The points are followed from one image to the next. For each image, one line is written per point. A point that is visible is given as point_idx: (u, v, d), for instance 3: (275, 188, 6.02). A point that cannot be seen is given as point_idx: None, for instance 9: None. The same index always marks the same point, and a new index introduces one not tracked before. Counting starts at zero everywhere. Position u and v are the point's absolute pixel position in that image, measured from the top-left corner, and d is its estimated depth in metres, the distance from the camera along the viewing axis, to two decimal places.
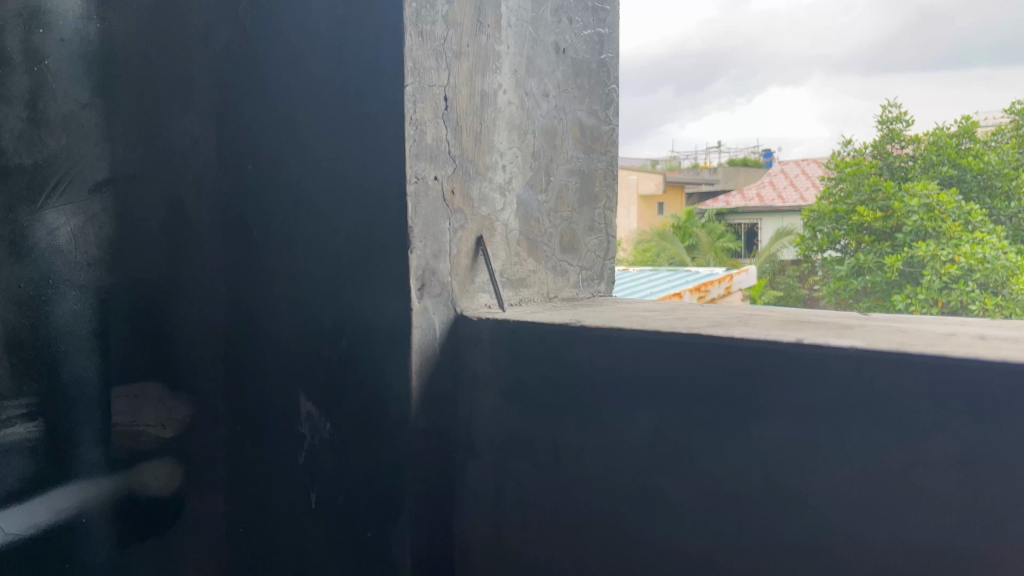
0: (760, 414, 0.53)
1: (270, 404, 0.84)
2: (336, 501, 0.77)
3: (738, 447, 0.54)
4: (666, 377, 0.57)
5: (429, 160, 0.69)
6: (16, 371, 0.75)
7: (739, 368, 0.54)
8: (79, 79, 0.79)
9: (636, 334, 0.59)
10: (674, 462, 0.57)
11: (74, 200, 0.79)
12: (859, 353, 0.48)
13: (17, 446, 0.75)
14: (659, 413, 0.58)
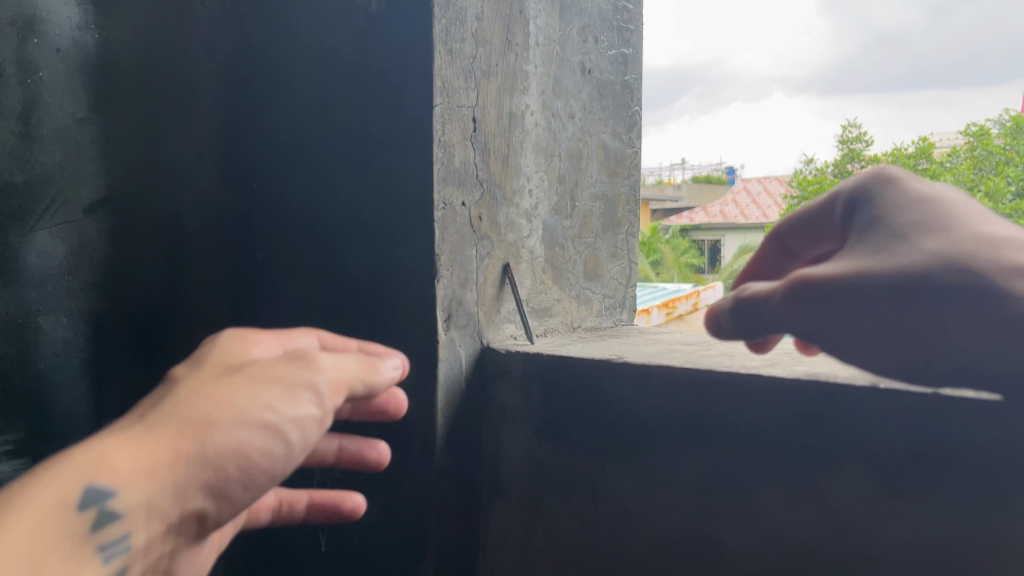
0: (830, 465, 0.49)
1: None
2: (348, 545, 0.72)
3: (802, 496, 0.51)
4: (720, 420, 0.54)
5: (456, 184, 0.65)
6: (22, 401, 0.78)
7: (803, 412, 0.49)
8: (75, 93, 0.79)
9: (684, 372, 0.55)
10: (729, 511, 0.54)
11: (67, 221, 0.79)
12: (939, 399, 0.43)
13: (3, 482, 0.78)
14: (712, 457, 0.55)
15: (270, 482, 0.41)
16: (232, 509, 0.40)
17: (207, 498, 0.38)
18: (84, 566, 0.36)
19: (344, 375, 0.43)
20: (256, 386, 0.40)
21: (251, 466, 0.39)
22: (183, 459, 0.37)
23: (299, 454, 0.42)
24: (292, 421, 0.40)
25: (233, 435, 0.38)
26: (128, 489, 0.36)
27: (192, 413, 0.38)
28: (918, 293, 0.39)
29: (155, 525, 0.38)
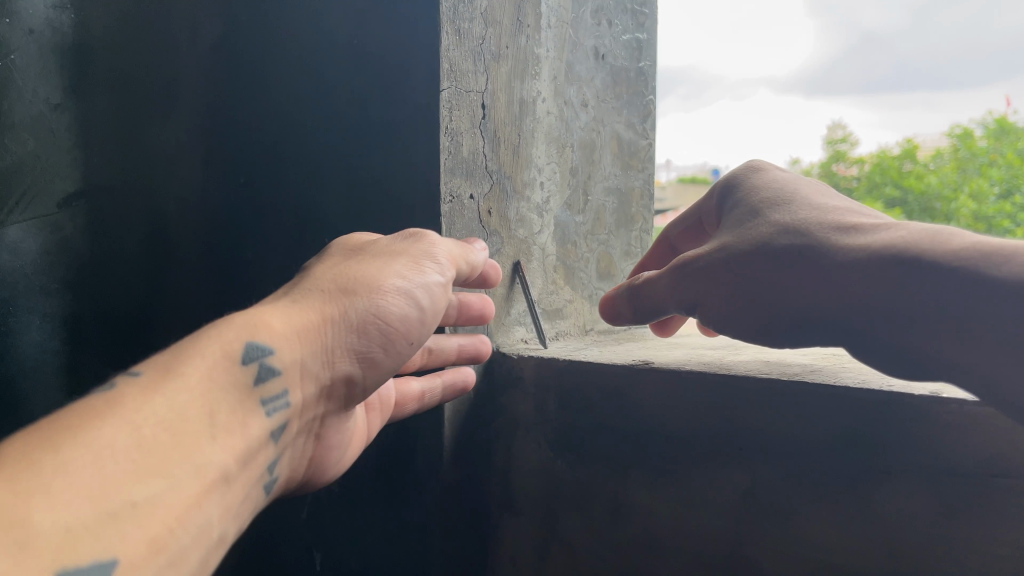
0: (886, 479, 0.45)
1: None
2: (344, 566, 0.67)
3: (854, 519, 0.46)
4: (762, 432, 0.49)
5: (465, 175, 0.60)
6: None
7: (851, 423, 0.46)
8: (50, 77, 0.71)
9: (719, 380, 0.51)
10: (768, 531, 0.49)
11: (40, 215, 0.71)
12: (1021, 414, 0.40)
13: None
14: (751, 472, 0.50)
15: (411, 346, 0.46)
16: (383, 369, 0.45)
17: (355, 359, 0.43)
18: (251, 416, 0.38)
19: (457, 258, 0.48)
20: (383, 263, 0.44)
21: (392, 329, 0.44)
22: (330, 319, 0.42)
23: (429, 320, 0.46)
24: (423, 286, 0.45)
25: (374, 298, 0.43)
26: (298, 336, 0.41)
27: (336, 286, 0.43)
28: (751, 260, 0.47)
29: (311, 383, 0.43)
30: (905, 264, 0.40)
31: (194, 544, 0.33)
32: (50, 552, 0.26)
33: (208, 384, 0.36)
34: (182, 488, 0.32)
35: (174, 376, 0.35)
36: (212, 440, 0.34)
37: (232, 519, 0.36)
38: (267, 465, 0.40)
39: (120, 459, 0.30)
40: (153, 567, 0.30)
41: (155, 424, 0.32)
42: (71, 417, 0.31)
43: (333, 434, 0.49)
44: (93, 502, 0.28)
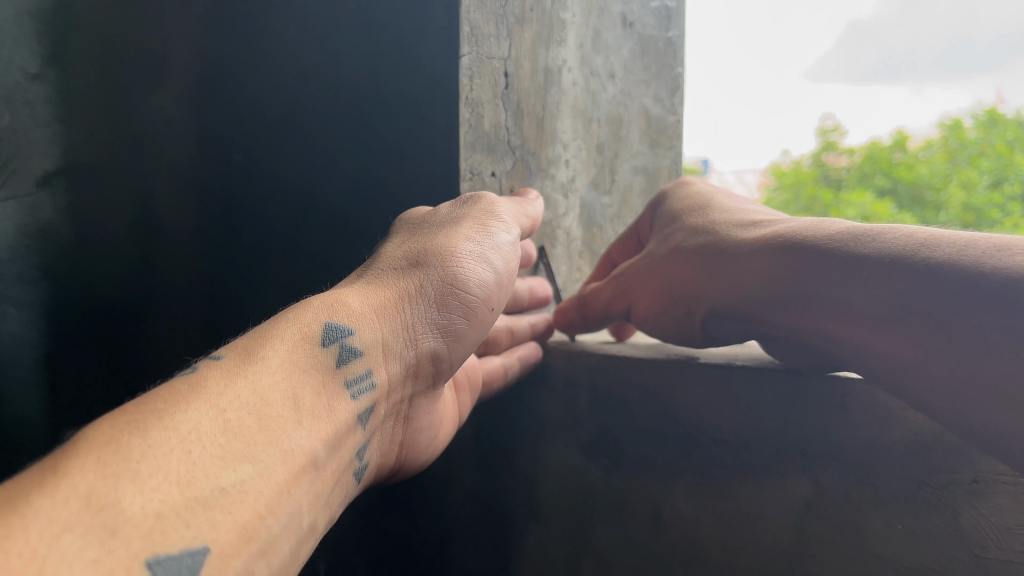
0: (974, 492, 0.39)
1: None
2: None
3: (938, 538, 0.40)
4: (826, 435, 0.44)
5: (486, 151, 0.55)
6: None
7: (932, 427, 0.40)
8: (25, 42, 0.63)
9: (774, 376, 0.46)
10: (832, 547, 0.44)
11: (16, 195, 0.63)
12: None
13: None
14: (816, 482, 0.44)
15: (492, 313, 0.41)
16: (467, 342, 0.40)
17: (438, 333, 0.38)
18: (336, 401, 0.34)
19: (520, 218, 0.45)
20: (449, 229, 0.40)
21: (474, 296, 0.39)
22: (406, 294, 0.38)
23: (506, 284, 0.41)
24: (494, 246, 0.41)
25: (450, 264, 0.39)
26: (375, 315, 0.37)
27: (406, 263, 0.39)
28: (671, 261, 0.49)
29: (396, 365, 0.38)
30: (784, 248, 0.42)
31: (286, 532, 0.29)
32: (139, 537, 0.24)
33: (288, 368, 0.32)
34: (272, 474, 0.29)
35: (253, 361, 0.32)
36: (297, 425, 0.31)
37: (323, 506, 0.33)
38: (357, 451, 0.36)
39: (206, 441, 0.28)
40: (246, 556, 0.27)
41: (240, 408, 0.30)
42: (158, 398, 0.28)
43: (425, 414, 0.42)
44: (182, 487, 0.26)
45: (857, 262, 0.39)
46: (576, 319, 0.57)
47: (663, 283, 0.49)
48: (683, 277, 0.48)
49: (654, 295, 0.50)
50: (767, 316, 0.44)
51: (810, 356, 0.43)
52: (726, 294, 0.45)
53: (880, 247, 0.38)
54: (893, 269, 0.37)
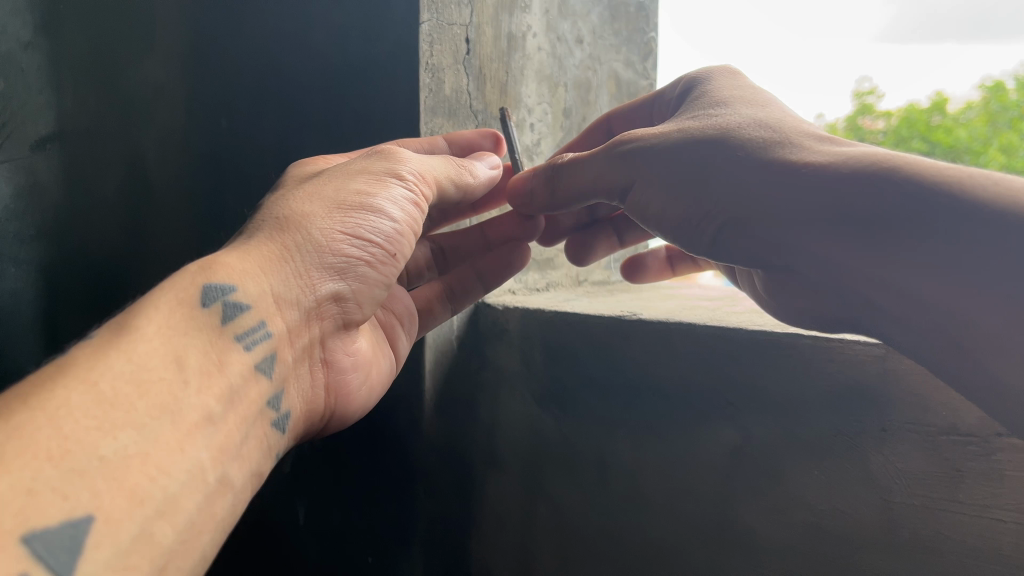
0: (882, 439, 0.41)
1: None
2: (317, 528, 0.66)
3: (852, 483, 0.42)
4: (754, 386, 0.46)
5: (447, 115, 0.57)
6: None
7: (846, 381, 0.42)
8: (19, 13, 0.67)
9: (713, 330, 0.47)
10: (755, 491, 0.46)
11: (11, 156, 0.68)
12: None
13: None
14: (743, 431, 0.47)
15: (391, 256, 0.43)
16: (367, 287, 0.42)
17: (337, 280, 0.40)
18: (228, 357, 0.35)
19: (434, 170, 0.45)
20: (341, 182, 0.41)
21: (371, 243, 0.41)
22: (296, 248, 0.39)
23: (407, 229, 0.43)
24: (389, 197, 0.42)
25: (343, 217, 0.40)
26: (262, 270, 0.38)
27: (292, 212, 0.40)
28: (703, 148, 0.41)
29: (294, 313, 0.39)
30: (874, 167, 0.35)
31: (187, 490, 0.30)
32: (10, 516, 0.25)
33: (167, 334, 0.33)
34: (158, 441, 0.30)
35: (127, 331, 0.32)
36: (182, 386, 0.32)
37: (233, 458, 0.34)
38: (267, 400, 0.38)
39: (79, 415, 0.28)
40: (138, 517, 0.28)
41: (114, 378, 0.30)
42: (24, 382, 0.29)
43: (341, 352, 0.45)
44: (55, 463, 0.26)
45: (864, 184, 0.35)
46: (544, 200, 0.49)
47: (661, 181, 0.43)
48: (681, 177, 0.41)
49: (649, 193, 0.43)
50: (805, 239, 0.38)
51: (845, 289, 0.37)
52: (746, 206, 0.39)
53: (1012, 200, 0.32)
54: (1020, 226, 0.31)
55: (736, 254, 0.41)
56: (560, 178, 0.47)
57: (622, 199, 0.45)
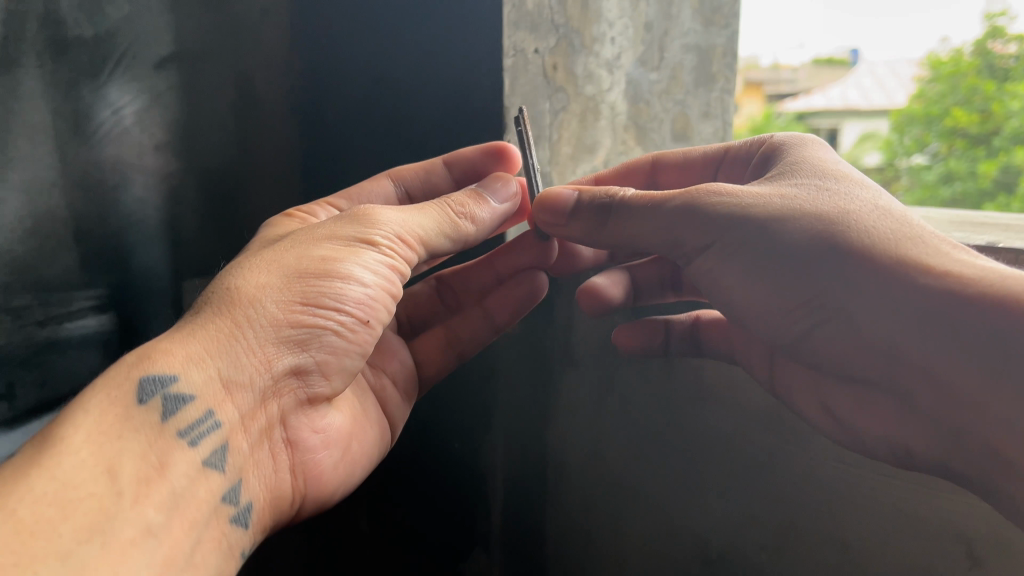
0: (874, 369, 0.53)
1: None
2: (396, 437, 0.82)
3: (889, 414, 0.55)
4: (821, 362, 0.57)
5: (530, 29, 0.68)
6: (89, 261, 0.73)
7: (873, 373, 0.53)
8: None
9: (770, 332, 0.58)
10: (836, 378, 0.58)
11: (137, 77, 0.74)
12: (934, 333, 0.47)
13: (88, 337, 0.74)
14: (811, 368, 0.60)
15: (359, 318, 0.55)
16: (336, 347, 0.55)
17: (292, 352, 0.52)
18: (169, 451, 0.47)
19: (411, 227, 0.58)
20: (303, 252, 0.54)
21: (329, 317, 0.53)
22: (243, 326, 0.50)
23: (377, 294, 0.56)
24: (360, 266, 0.55)
25: (298, 289, 0.52)
26: (215, 352, 0.50)
27: (239, 290, 0.52)
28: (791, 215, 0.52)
29: (247, 392, 0.51)
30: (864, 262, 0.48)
31: None
32: None
33: (102, 446, 0.44)
34: (94, 556, 0.40)
35: (59, 442, 0.43)
36: (112, 498, 0.42)
37: (177, 560, 0.45)
38: (223, 493, 0.50)
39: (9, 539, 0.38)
40: None
41: (42, 500, 0.40)
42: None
43: (303, 429, 0.58)
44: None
45: (901, 268, 0.47)
46: (592, 218, 0.62)
47: (730, 251, 0.55)
48: (767, 265, 0.53)
49: (733, 270, 0.56)
50: (850, 301, 0.50)
51: (878, 354, 0.51)
52: (861, 292, 0.49)
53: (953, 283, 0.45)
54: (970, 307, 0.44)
55: (824, 343, 0.55)
56: (618, 218, 0.60)
57: (694, 258, 0.59)
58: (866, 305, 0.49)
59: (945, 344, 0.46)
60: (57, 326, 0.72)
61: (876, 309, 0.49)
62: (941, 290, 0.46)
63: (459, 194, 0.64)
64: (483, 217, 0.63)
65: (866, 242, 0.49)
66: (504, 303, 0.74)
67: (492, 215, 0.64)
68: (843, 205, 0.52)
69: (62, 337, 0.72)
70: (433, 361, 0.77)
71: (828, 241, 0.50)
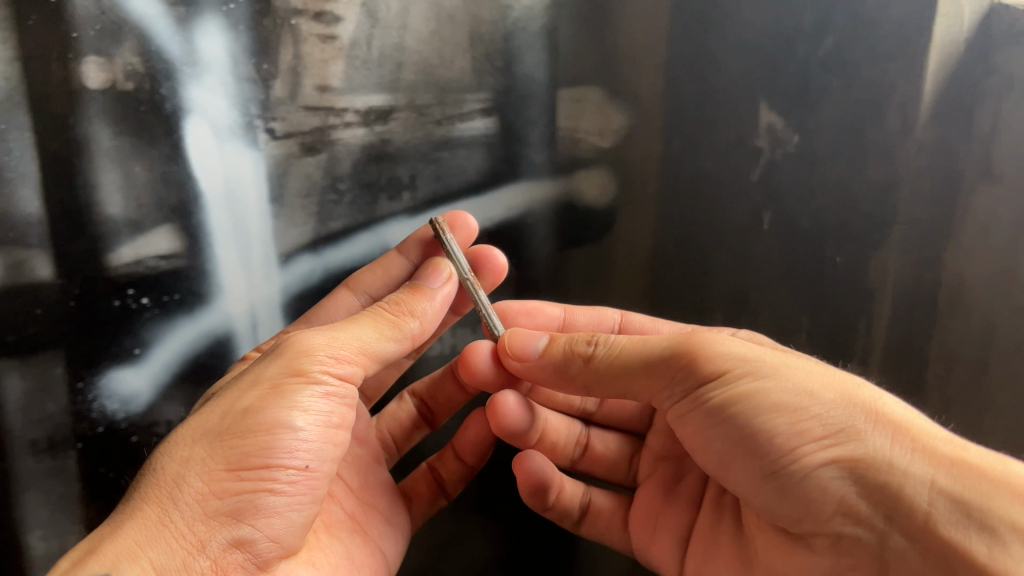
0: (858, 522, 0.53)
1: (732, 110, 0.81)
2: (764, 226, 0.84)
3: None
4: (767, 506, 0.58)
5: None
6: (478, 67, 0.77)
7: (828, 525, 0.55)
8: None
9: (737, 483, 0.60)
10: (781, 506, 0.57)
11: None
12: (929, 479, 0.51)
13: (475, 139, 0.79)
14: (752, 503, 0.60)
15: (301, 468, 0.55)
16: (281, 507, 0.55)
17: (228, 529, 0.52)
18: None
19: (352, 346, 0.60)
20: (237, 407, 0.56)
21: (264, 472, 0.54)
22: (163, 512, 0.51)
23: (321, 445, 0.57)
24: (312, 409, 0.57)
25: (222, 455, 0.53)
26: (149, 538, 0.50)
27: (168, 470, 0.53)
28: (775, 365, 0.57)
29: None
30: (857, 437, 0.53)
31: None
32: None
33: None
34: None
35: None
36: None
37: None
38: None
39: None
40: None
41: None
42: None
43: None
44: None
45: (866, 420, 0.54)
46: (557, 365, 0.65)
47: (710, 410, 0.58)
48: (758, 431, 0.56)
49: (716, 440, 0.59)
50: (814, 460, 0.54)
51: (819, 491, 0.54)
52: (811, 428, 0.54)
53: (926, 446, 0.52)
54: (922, 459, 0.52)
55: (799, 505, 0.56)
56: (574, 362, 0.64)
57: (672, 403, 0.62)
58: (880, 445, 0.53)
59: (950, 511, 0.50)
60: (451, 127, 0.78)
61: (839, 478, 0.53)
62: (923, 452, 0.52)
63: (397, 294, 0.67)
64: (422, 308, 0.66)
65: (866, 399, 0.55)
66: (471, 442, 0.80)
67: (431, 307, 0.67)
68: (812, 369, 0.58)
69: (454, 137, 0.78)
70: (417, 490, 0.80)
71: (845, 401, 0.55)
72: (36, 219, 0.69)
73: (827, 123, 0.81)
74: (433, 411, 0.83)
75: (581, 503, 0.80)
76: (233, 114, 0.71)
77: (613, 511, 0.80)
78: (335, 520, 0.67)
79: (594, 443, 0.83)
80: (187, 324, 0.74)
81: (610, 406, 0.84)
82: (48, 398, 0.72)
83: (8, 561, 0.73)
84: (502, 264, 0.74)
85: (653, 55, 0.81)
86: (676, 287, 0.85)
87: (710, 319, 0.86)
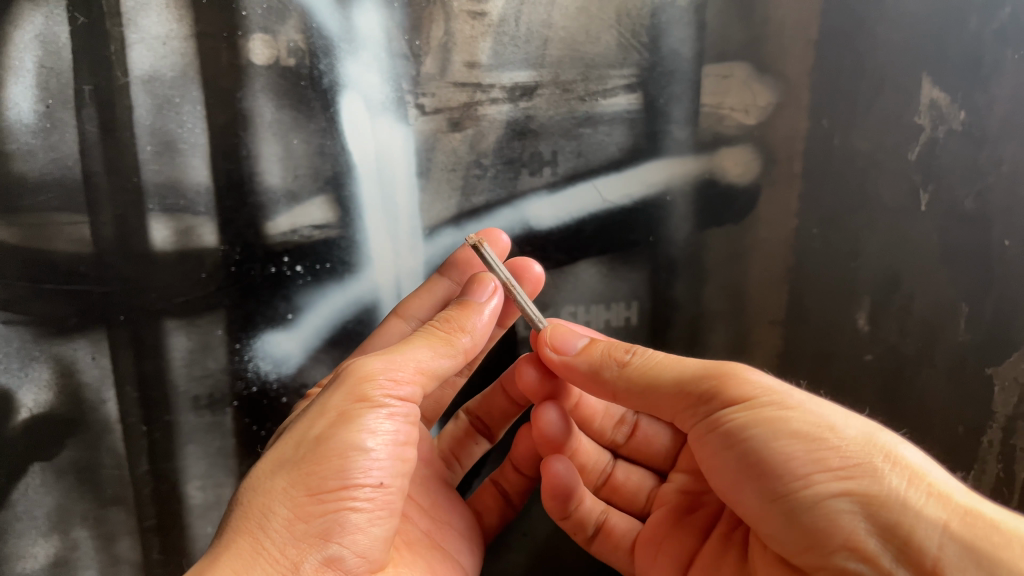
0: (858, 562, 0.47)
1: (892, 88, 0.80)
2: (923, 209, 0.82)
3: None
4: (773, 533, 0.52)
5: None
6: (624, 42, 0.77)
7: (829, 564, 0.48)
8: None
9: (743, 506, 0.54)
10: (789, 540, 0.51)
11: None
12: (943, 524, 0.45)
13: (618, 115, 0.78)
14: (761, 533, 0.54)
15: (377, 484, 0.52)
16: (365, 523, 0.52)
17: (320, 551, 0.50)
18: None
19: (413, 362, 0.57)
20: (309, 432, 0.54)
21: (346, 490, 0.51)
22: (260, 536, 0.50)
23: (396, 462, 0.54)
24: (384, 430, 0.53)
25: (302, 482, 0.51)
26: (246, 568, 0.49)
27: (255, 501, 0.52)
28: (800, 403, 0.53)
29: None
30: (871, 475, 0.48)
31: None
32: None
33: None
34: None
35: None
36: None
37: None
38: None
39: None
40: None
41: None
42: None
43: None
44: None
45: (881, 461, 0.48)
46: (591, 366, 0.61)
47: (726, 435, 0.54)
48: (775, 463, 0.50)
49: (728, 466, 0.54)
50: (830, 492, 0.48)
51: (827, 525, 0.48)
52: (828, 463, 0.49)
53: (941, 494, 0.47)
54: (935, 505, 0.46)
55: (808, 542, 0.50)
56: (605, 370, 0.60)
57: (695, 430, 0.57)
58: (895, 484, 0.47)
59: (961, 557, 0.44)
60: (595, 102, 0.78)
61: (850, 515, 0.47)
62: (935, 497, 0.46)
63: (447, 311, 0.64)
64: (472, 323, 0.63)
65: (886, 442, 0.50)
66: (527, 454, 0.77)
67: (480, 322, 0.63)
68: (837, 409, 0.53)
69: (597, 113, 0.78)
70: (487, 507, 0.78)
71: (864, 441, 0.50)
72: (203, 186, 0.73)
73: (1000, 99, 0.81)
74: (489, 426, 0.79)
75: (596, 521, 0.74)
76: (386, 89, 0.74)
77: (625, 533, 0.73)
78: (414, 539, 0.64)
79: (617, 473, 0.77)
80: (337, 291, 0.77)
81: (639, 438, 0.77)
82: (210, 358, 0.76)
83: (171, 508, 0.78)
84: (538, 275, 0.73)
85: (803, 31, 0.79)
86: (825, 272, 0.83)
87: (859, 303, 0.84)
